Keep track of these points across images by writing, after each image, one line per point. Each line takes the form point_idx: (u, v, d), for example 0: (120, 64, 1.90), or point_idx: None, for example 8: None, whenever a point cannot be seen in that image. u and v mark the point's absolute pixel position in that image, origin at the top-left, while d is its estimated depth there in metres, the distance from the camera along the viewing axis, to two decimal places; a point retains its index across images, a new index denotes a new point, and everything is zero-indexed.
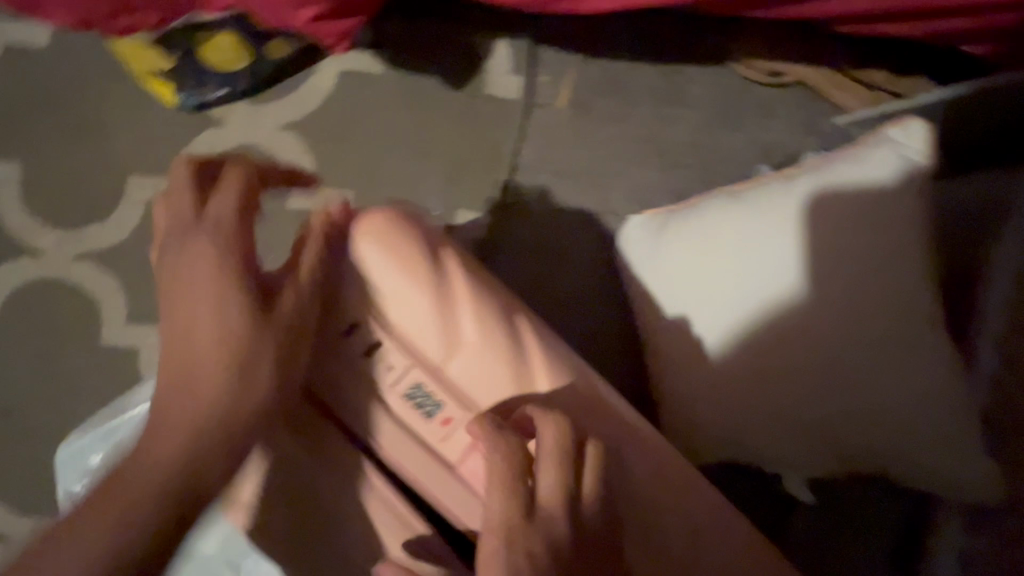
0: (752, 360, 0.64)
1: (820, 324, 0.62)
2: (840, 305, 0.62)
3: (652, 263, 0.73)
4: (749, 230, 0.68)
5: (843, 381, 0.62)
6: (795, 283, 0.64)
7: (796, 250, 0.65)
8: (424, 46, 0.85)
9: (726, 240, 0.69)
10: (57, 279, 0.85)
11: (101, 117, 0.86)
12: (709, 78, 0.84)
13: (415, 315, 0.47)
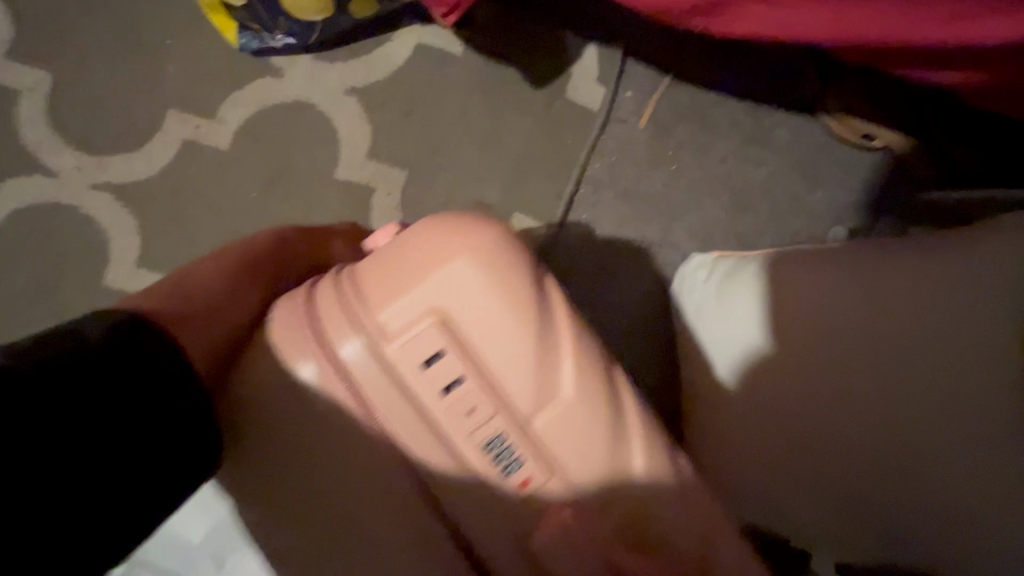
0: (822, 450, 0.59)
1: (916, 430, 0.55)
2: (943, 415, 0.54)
3: (714, 309, 0.70)
4: (849, 306, 0.61)
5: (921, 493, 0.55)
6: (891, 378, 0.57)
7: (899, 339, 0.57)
8: (511, 37, 0.80)
9: (816, 313, 0.62)
10: (69, 204, 0.78)
11: (151, 42, 0.79)
12: (797, 128, 0.81)
13: (509, 355, 0.41)
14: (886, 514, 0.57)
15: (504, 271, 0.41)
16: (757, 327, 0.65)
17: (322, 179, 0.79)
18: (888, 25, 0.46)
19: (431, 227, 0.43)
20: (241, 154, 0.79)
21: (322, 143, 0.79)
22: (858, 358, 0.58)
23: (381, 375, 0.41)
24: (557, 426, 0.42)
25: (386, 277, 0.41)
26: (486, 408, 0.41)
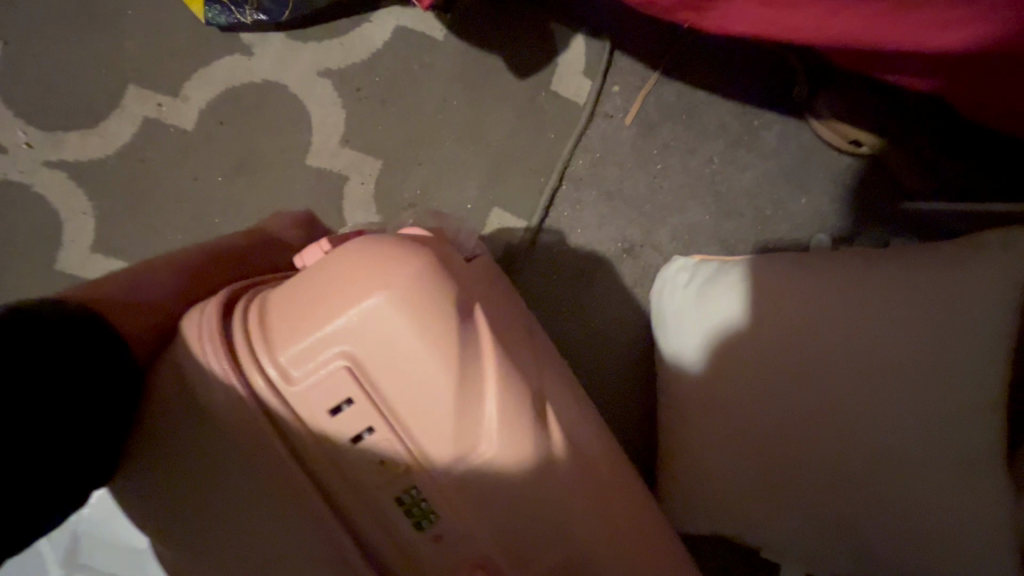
0: (773, 465, 0.60)
1: (865, 452, 0.56)
2: (899, 437, 0.55)
3: (680, 324, 0.68)
4: (811, 327, 0.59)
5: (873, 510, 0.56)
6: (851, 405, 0.56)
7: (863, 366, 0.56)
8: (495, 24, 0.76)
9: (780, 334, 0.60)
10: (20, 184, 0.73)
11: (111, 13, 0.74)
12: (786, 131, 0.79)
13: (437, 399, 0.37)
14: (832, 525, 0.59)
15: (424, 307, 0.37)
16: (722, 343, 0.63)
17: (292, 166, 0.75)
18: (890, 29, 0.43)
19: (354, 254, 0.38)
20: (207, 137, 0.75)
21: (294, 129, 0.75)
22: (818, 381, 0.58)
23: (284, 424, 0.37)
24: (474, 485, 0.38)
25: (296, 308, 0.37)
26: (400, 461, 0.37)
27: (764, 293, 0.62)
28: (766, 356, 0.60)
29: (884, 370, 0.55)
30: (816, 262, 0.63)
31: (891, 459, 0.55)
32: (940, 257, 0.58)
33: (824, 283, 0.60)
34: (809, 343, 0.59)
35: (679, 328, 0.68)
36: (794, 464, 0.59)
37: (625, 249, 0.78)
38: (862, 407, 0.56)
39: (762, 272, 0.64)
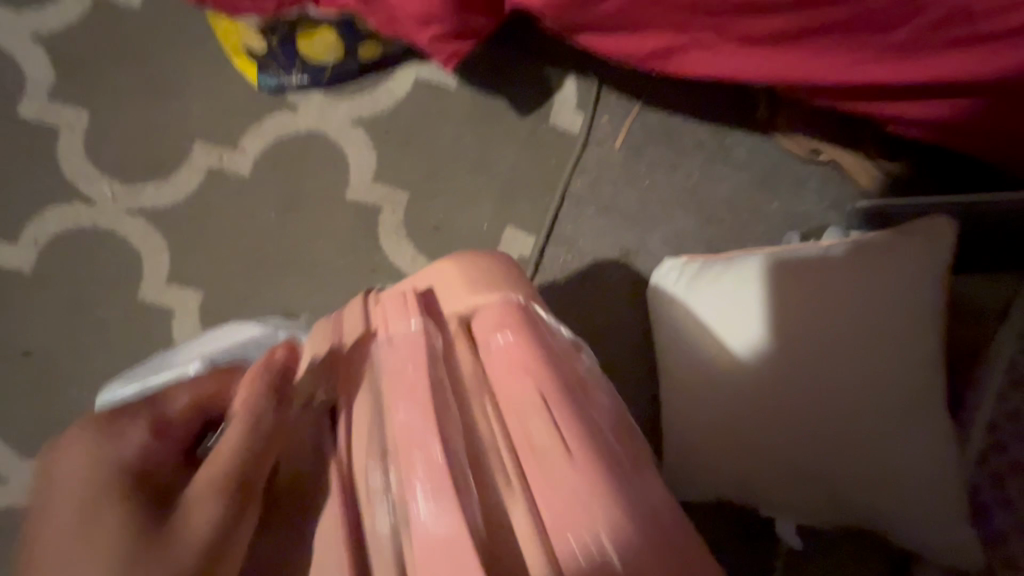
0: (778, 435, 0.68)
1: (855, 413, 0.65)
2: (875, 397, 0.65)
3: (716, 319, 0.72)
4: (800, 310, 0.68)
5: (857, 468, 0.66)
6: (841, 373, 0.66)
7: (845, 339, 0.66)
8: (500, 73, 0.90)
9: (778, 320, 0.69)
10: (106, 228, 0.87)
11: (177, 83, 0.89)
12: (754, 146, 0.91)
13: None
14: (821, 482, 0.68)
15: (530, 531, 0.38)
16: (726, 328, 0.71)
17: (335, 201, 0.89)
18: (807, 69, 0.56)
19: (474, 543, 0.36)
20: (263, 181, 0.88)
21: (335, 170, 0.89)
22: (813, 355, 0.67)
23: None
24: None
25: None
26: None
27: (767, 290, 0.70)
28: (800, 347, 0.67)
29: (861, 340, 0.66)
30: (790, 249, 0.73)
31: (872, 415, 0.65)
32: (886, 239, 0.69)
33: (807, 271, 0.69)
34: (801, 323, 0.68)
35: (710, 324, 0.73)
36: (797, 432, 0.67)
37: (623, 255, 0.90)
38: (849, 374, 0.66)
39: (762, 270, 0.71)
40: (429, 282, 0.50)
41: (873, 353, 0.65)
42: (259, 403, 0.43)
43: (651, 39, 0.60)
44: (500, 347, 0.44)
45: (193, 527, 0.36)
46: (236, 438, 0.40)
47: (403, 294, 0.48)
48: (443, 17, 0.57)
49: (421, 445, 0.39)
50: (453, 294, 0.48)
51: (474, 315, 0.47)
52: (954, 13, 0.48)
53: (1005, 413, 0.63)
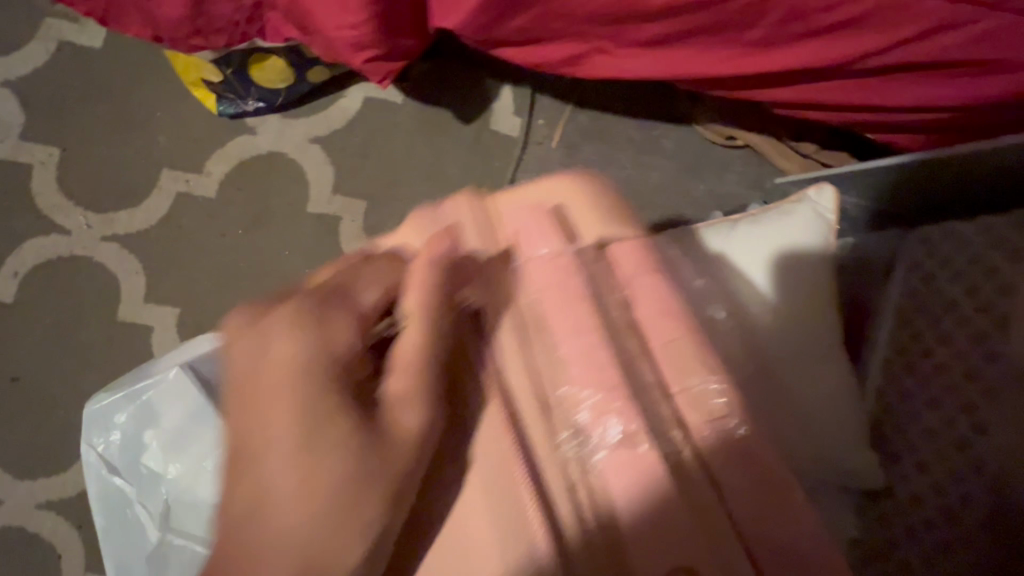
0: (777, 396, 0.60)
1: (814, 360, 0.65)
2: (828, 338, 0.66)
3: (741, 295, 0.65)
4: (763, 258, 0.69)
5: (825, 427, 0.62)
6: (807, 313, 0.66)
7: (802, 282, 0.67)
8: (442, 86, 0.98)
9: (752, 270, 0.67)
10: (82, 255, 0.93)
11: (143, 116, 0.95)
12: (679, 136, 1.01)
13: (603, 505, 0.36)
14: (810, 453, 0.61)
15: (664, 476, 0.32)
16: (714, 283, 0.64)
17: (298, 214, 0.96)
18: (691, 64, 0.65)
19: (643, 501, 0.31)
20: (229, 200, 0.95)
21: (296, 186, 0.96)
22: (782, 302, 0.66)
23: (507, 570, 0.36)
24: None
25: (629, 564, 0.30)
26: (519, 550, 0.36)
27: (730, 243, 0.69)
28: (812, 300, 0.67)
29: (810, 284, 0.68)
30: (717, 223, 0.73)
31: (822, 359, 0.65)
32: (779, 206, 0.74)
33: (751, 227, 0.71)
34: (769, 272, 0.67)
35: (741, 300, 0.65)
36: (789, 384, 0.62)
37: None
38: (811, 315, 0.66)
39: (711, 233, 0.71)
40: (550, 195, 0.38)
41: (816, 296, 0.68)
42: (436, 291, 0.36)
43: (559, 48, 0.69)
44: (641, 287, 0.35)
45: (401, 422, 0.35)
46: (417, 343, 0.35)
47: (537, 210, 0.37)
48: (371, 41, 0.64)
49: (605, 430, 0.32)
50: (585, 223, 0.37)
51: (609, 253, 0.36)
52: (795, 14, 0.57)
53: (895, 348, 0.71)
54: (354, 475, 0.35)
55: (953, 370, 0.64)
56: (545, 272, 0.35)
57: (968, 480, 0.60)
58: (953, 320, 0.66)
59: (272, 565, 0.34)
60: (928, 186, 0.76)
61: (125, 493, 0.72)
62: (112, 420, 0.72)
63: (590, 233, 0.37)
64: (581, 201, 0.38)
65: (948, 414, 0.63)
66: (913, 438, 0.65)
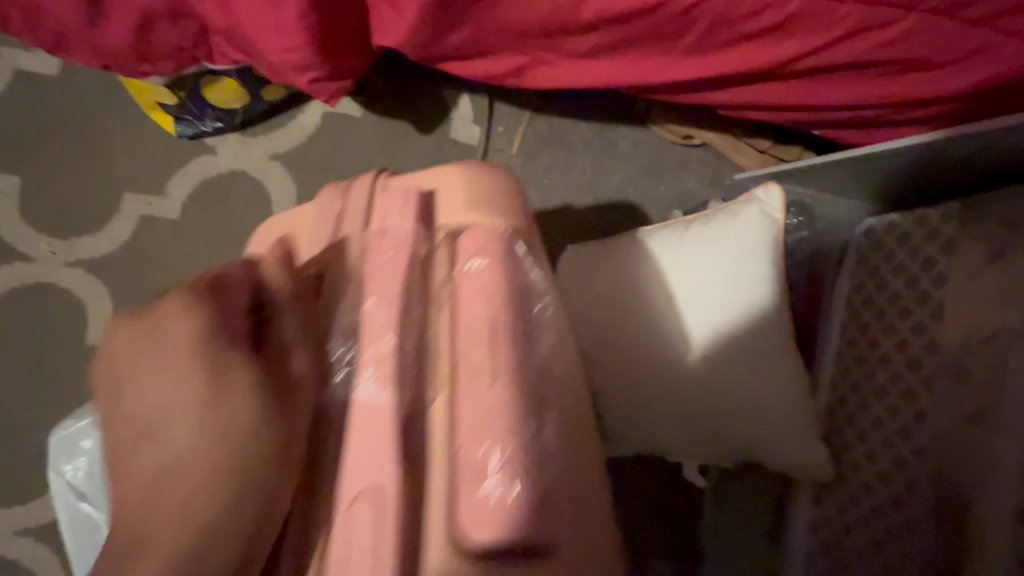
0: (681, 374, 0.69)
1: (733, 353, 0.68)
2: (755, 332, 0.69)
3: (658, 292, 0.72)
4: (673, 251, 0.74)
5: (743, 416, 0.68)
6: (718, 300, 0.70)
7: (712, 272, 0.71)
8: (400, 98, 0.99)
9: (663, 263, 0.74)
10: (47, 283, 0.93)
11: (101, 141, 0.96)
12: (636, 137, 1.02)
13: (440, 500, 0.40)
14: (713, 431, 0.70)
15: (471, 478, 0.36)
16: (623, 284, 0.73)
17: (261, 232, 0.96)
18: (630, 73, 0.66)
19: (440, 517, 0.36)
20: (192, 221, 0.96)
21: (259, 204, 0.97)
22: (692, 292, 0.71)
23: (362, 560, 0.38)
24: None
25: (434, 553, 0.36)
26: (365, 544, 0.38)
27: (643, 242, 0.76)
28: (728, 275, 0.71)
29: (725, 272, 0.71)
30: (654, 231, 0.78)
31: (749, 352, 0.68)
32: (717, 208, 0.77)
33: (669, 226, 0.77)
34: (677, 263, 0.73)
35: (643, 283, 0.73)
36: (699, 369, 0.69)
37: None
38: (724, 302, 0.70)
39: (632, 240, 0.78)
40: (427, 182, 0.45)
41: (730, 283, 0.70)
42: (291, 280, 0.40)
43: (501, 62, 0.69)
44: (479, 275, 0.40)
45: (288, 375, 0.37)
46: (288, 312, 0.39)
47: (408, 191, 0.42)
48: (313, 63, 0.65)
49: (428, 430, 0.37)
50: (455, 205, 0.43)
51: (465, 233, 0.42)
52: (722, 22, 0.58)
53: (847, 340, 0.73)
54: (205, 442, 0.32)
55: (896, 360, 0.66)
56: (393, 247, 0.40)
57: (915, 463, 0.61)
58: (896, 311, 0.68)
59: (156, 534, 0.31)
60: (888, 177, 0.75)
61: (94, 519, 0.72)
62: (79, 445, 0.73)
63: (456, 213, 0.43)
64: (449, 184, 0.44)
65: (893, 403, 0.65)
66: (863, 428, 0.68)
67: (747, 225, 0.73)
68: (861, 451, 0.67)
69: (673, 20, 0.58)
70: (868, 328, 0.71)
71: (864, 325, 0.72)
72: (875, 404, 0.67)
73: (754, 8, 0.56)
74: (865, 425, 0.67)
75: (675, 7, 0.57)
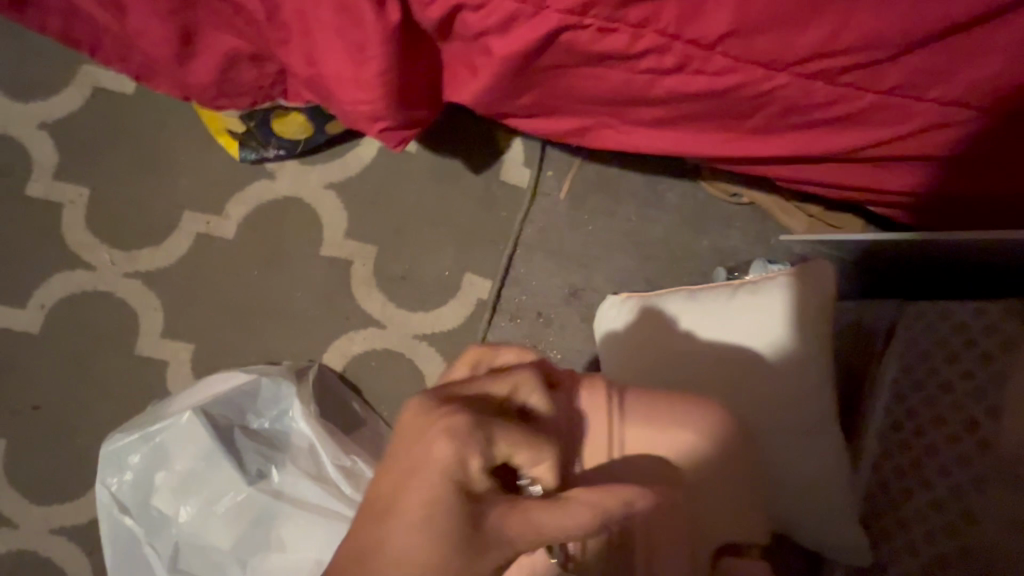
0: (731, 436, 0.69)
1: (776, 420, 0.68)
2: (803, 405, 0.67)
3: (715, 351, 0.72)
4: (714, 312, 0.74)
5: (779, 491, 0.68)
6: (767, 362, 0.69)
7: (760, 331, 0.70)
8: (455, 137, 1.01)
9: (704, 323, 0.73)
10: (104, 291, 0.97)
11: (168, 160, 1.00)
12: (684, 191, 1.02)
13: None
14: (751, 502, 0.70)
15: None
16: (670, 343, 0.74)
17: (311, 257, 0.99)
18: (694, 143, 0.67)
19: None
20: (247, 242, 0.99)
21: (311, 230, 1.00)
22: (743, 352, 0.70)
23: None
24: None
25: None
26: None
27: (683, 305, 0.76)
28: (765, 352, 0.69)
29: (773, 334, 0.70)
30: (700, 292, 0.77)
31: (795, 426, 0.67)
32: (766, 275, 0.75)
33: (710, 289, 0.77)
34: (718, 325, 0.73)
35: (687, 360, 0.72)
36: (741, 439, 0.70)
37: (571, 293, 1.00)
38: (776, 364, 0.69)
39: (669, 296, 0.78)
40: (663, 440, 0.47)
41: (780, 346, 0.69)
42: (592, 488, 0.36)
43: (564, 122, 0.71)
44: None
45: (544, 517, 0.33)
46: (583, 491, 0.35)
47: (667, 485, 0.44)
48: (385, 114, 0.67)
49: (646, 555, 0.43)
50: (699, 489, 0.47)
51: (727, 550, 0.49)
52: (793, 108, 0.58)
53: (889, 421, 0.71)
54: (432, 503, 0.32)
55: (944, 455, 0.66)
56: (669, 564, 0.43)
57: (965, 562, 0.62)
58: (947, 405, 0.68)
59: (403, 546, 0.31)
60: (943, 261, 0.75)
61: (134, 534, 0.75)
62: (126, 461, 0.76)
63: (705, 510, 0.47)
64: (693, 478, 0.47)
65: (942, 497, 0.65)
66: (904, 517, 0.67)
67: (796, 292, 0.71)
68: (902, 542, 0.66)
69: (745, 102, 0.59)
70: (912, 416, 0.70)
71: (911, 410, 0.70)
72: (920, 495, 0.67)
73: (828, 98, 0.57)
74: (907, 514, 0.67)
75: (749, 91, 0.57)
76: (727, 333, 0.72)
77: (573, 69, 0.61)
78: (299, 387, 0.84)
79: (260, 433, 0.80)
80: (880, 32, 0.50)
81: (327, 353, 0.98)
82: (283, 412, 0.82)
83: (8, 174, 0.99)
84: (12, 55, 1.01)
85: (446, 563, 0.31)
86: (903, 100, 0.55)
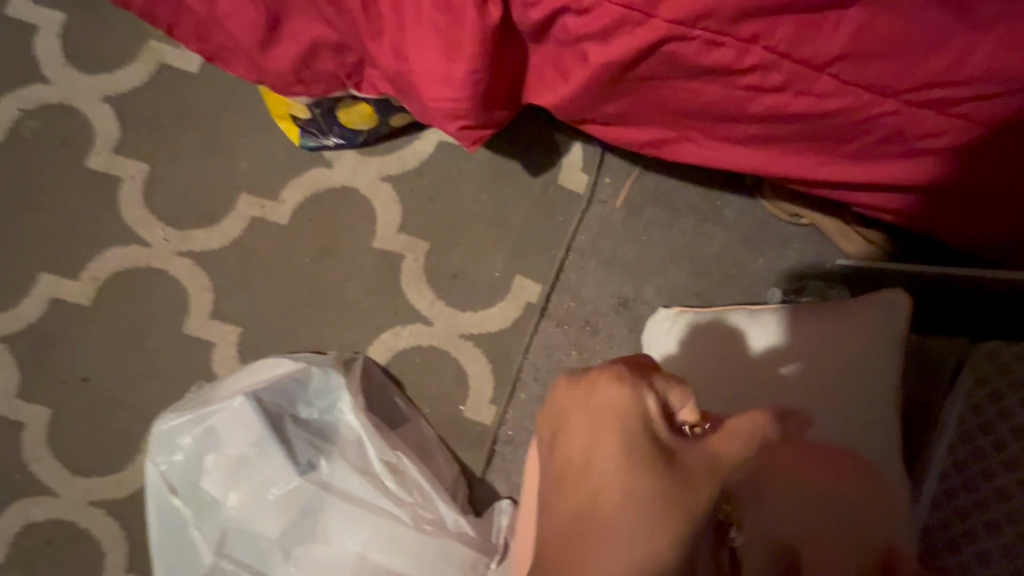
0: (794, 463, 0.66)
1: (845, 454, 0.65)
2: (871, 439, 0.65)
3: (784, 380, 0.69)
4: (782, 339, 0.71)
5: None
6: (836, 393, 0.67)
7: (830, 362, 0.68)
8: (514, 138, 1.00)
9: (771, 349, 0.71)
10: (157, 268, 0.97)
11: (228, 142, 1.00)
12: (743, 208, 1.00)
13: None
14: None
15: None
16: (732, 364, 0.71)
17: (363, 249, 0.99)
18: (780, 161, 0.65)
19: None
20: (301, 229, 0.99)
21: (364, 221, 0.99)
22: (809, 381, 0.68)
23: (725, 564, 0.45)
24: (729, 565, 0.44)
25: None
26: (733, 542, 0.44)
27: (748, 326, 0.73)
28: (840, 382, 0.67)
29: (843, 366, 0.68)
30: (764, 314, 0.74)
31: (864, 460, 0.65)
32: (838, 303, 0.72)
33: (774, 312, 0.74)
34: (785, 354, 0.70)
35: (745, 382, 0.69)
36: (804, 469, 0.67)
37: (621, 303, 0.98)
38: (845, 395, 0.67)
39: (729, 315, 0.76)
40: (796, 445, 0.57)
41: (849, 378, 0.67)
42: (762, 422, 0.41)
43: (645, 133, 0.70)
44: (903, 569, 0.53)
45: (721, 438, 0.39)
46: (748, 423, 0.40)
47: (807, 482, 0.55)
48: (467, 113, 0.66)
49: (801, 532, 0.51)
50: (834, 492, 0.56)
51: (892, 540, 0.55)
52: (895, 135, 0.57)
53: (953, 460, 0.69)
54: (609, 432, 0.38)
55: (1015, 499, 0.65)
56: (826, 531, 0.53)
57: None
58: (1018, 449, 0.67)
59: (602, 473, 0.37)
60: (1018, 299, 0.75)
61: (182, 514, 0.76)
62: (176, 443, 0.76)
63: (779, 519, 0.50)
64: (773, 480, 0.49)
65: (1010, 543, 0.63)
66: (966, 560, 0.65)
67: (871, 323, 0.69)
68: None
69: (845, 126, 0.57)
70: (980, 458, 0.68)
71: (976, 449, 0.68)
72: (984, 538, 0.65)
73: (935, 128, 0.55)
74: (968, 553, 0.65)
75: (854, 115, 0.56)
76: (794, 360, 0.70)
77: (668, 81, 0.60)
78: (348, 378, 0.82)
79: (310, 423, 0.80)
80: (1005, 67, 0.49)
81: (372, 346, 0.97)
82: (331, 404, 0.81)
83: (69, 145, 1.00)
84: (80, 25, 1.02)
85: (645, 476, 0.36)
86: (1013, 136, 0.54)
